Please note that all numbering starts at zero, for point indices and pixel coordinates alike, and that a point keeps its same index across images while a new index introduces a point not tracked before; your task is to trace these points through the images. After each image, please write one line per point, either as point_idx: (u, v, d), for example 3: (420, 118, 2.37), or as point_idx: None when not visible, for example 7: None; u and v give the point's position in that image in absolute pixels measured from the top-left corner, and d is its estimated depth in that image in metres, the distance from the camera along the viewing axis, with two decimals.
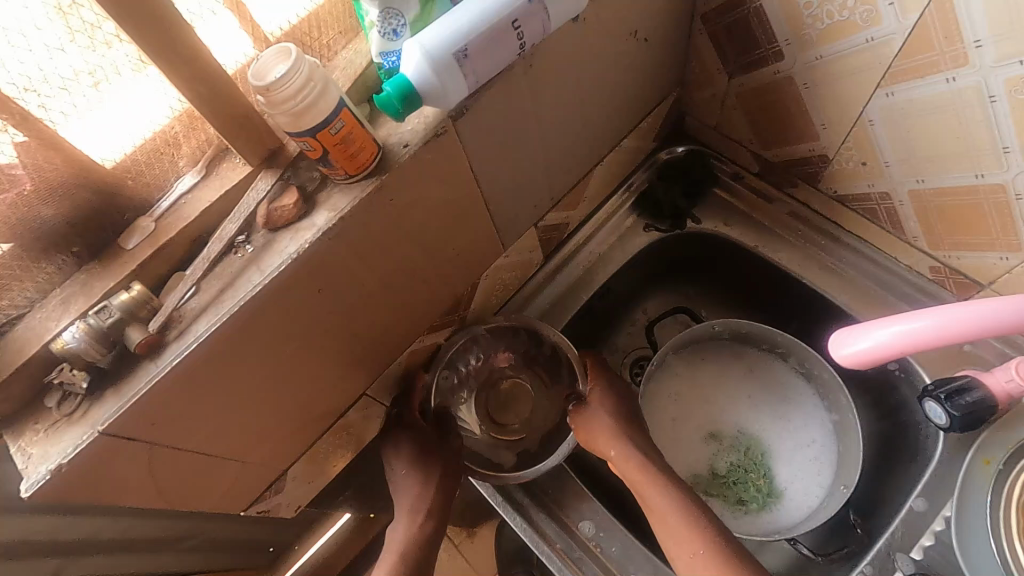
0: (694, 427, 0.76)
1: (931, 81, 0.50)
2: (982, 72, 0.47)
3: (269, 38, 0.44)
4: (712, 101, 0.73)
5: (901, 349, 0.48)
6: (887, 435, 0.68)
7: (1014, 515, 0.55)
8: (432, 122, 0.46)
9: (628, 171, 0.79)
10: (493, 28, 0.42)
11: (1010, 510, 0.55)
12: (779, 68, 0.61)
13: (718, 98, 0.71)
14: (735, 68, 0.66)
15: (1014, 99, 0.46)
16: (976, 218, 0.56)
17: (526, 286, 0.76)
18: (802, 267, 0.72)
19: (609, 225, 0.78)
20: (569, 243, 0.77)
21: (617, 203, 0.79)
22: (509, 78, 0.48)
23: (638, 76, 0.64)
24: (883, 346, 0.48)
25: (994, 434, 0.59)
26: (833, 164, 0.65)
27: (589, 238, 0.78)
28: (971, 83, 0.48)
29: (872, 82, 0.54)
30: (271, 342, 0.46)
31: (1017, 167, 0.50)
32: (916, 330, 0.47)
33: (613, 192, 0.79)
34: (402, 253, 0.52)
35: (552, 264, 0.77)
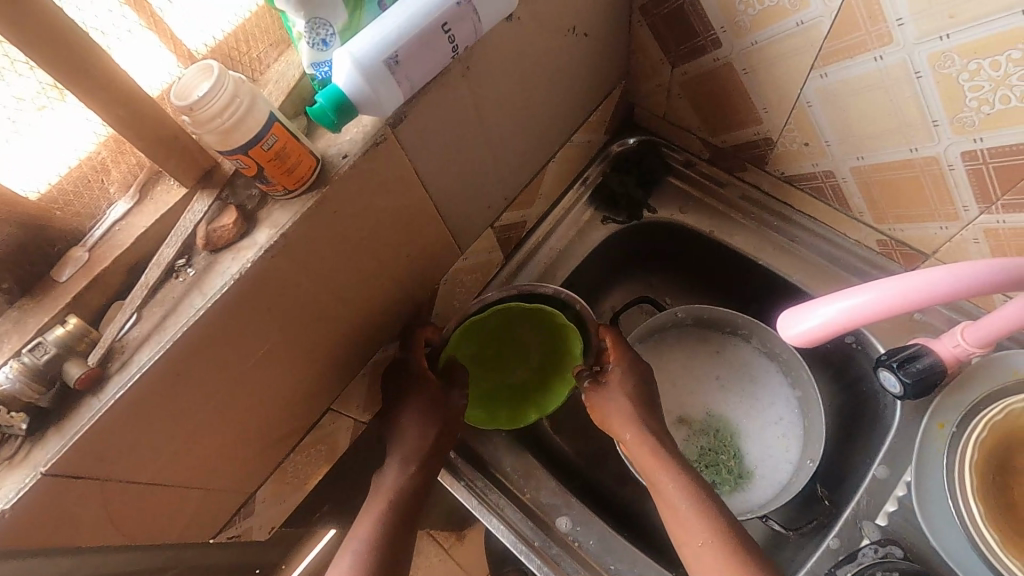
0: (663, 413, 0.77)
1: (860, 60, 0.51)
2: (906, 49, 0.48)
3: (195, 55, 0.43)
4: (658, 91, 0.73)
5: (843, 326, 0.49)
6: (848, 407, 0.70)
7: (968, 476, 0.57)
8: (371, 131, 0.45)
9: (582, 165, 0.80)
10: (423, 33, 0.42)
11: (964, 471, 0.57)
12: (717, 55, 0.62)
13: (664, 88, 0.72)
14: (677, 58, 0.66)
15: (937, 74, 0.48)
16: (915, 190, 0.58)
17: (489, 286, 0.76)
18: (757, 248, 0.74)
19: (567, 220, 0.79)
20: (528, 241, 0.77)
21: (574, 198, 0.79)
22: (445, 81, 0.47)
23: (582, 70, 0.64)
24: (828, 323, 0.49)
25: (946, 398, 0.61)
26: (778, 146, 0.66)
27: (549, 234, 0.78)
28: (897, 60, 0.49)
29: (805, 64, 0.55)
30: (223, 365, 0.45)
31: (947, 140, 0.52)
32: (859, 305, 0.48)
33: (569, 187, 0.79)
34: (354, 264, 0.51)
35: (513, 263, 0.77)
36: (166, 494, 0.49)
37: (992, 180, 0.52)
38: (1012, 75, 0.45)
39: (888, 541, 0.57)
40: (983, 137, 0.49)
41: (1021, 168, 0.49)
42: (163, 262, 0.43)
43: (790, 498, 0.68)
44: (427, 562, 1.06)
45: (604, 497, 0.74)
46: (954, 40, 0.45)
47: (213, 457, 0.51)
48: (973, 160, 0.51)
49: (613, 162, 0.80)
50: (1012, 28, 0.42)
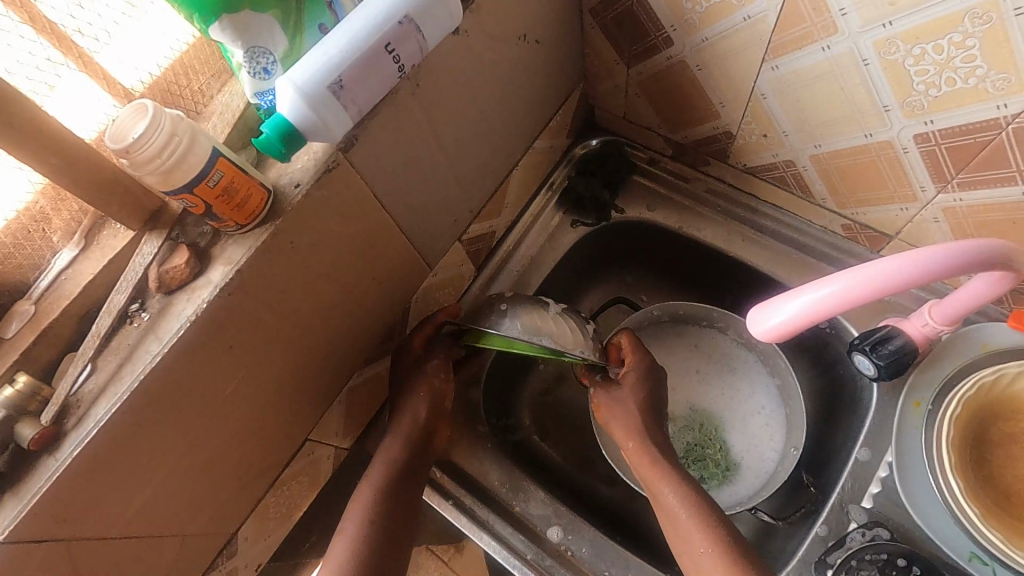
0: None
1: (809, 51, 0.52)
2: (852, 38, 0.48)
3: (132, 93, 0.41)
4: (616, 91, 0.73)
5: (811, 319, 0.49)
6: (827, 391, 0.70)
7: (946, 450, 0.58)
8: (322, 158, 0.44)
9: (548, 171, 0.80)
10: (366, 55, 0.41)
11: (943, 446, 0.58)
12: (670, 53, 0.62)
13: (621, 88, 0.72)
14: (631, 58, 0.66)
15: (884, 60, 0.48)
16: (873, 173, 0.58)
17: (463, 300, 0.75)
18: (727, 241, 0.74)
19: (537, 227, 0.78)
20: (499, 251, 0.77)
21: (542, 204, 0.79)
22: (396, 101, 0.47)
23: (537, 77, 0.64)
24: (796, 319, 0.49)
25: (919, 376, 0.62)
26: (738, 139, 0.67)
27: (519, 242, 0.77)
28: (844, 48, 0.50)
29: (756, 58, 0.56)
30: (187, 409, 0.44)
31: (899, 124, 0.52)
32: (824, 299, 0.47)
33: (536, 193, 0.79)
34: (318, 292, 0.50)
35: (485, 274, 0.76)
36: (139, 546, 0.47)
37: (945, 160, 0.52)
38: (955, 57, 0.45)
39: (874, 522, 0.58)
40: (934, 119, 0.50)
41: (972, 147, 0.50)
42: (115, 308, 0.41)
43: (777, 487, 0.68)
44: None
45: (595, 501, 0.74)
46: (897, 26, 0.46)
47: (187, 502, 0.49)
48: (926, 142, 0.52)
49: (578, 164, 0.80)
50: (951, 12, 0.43)
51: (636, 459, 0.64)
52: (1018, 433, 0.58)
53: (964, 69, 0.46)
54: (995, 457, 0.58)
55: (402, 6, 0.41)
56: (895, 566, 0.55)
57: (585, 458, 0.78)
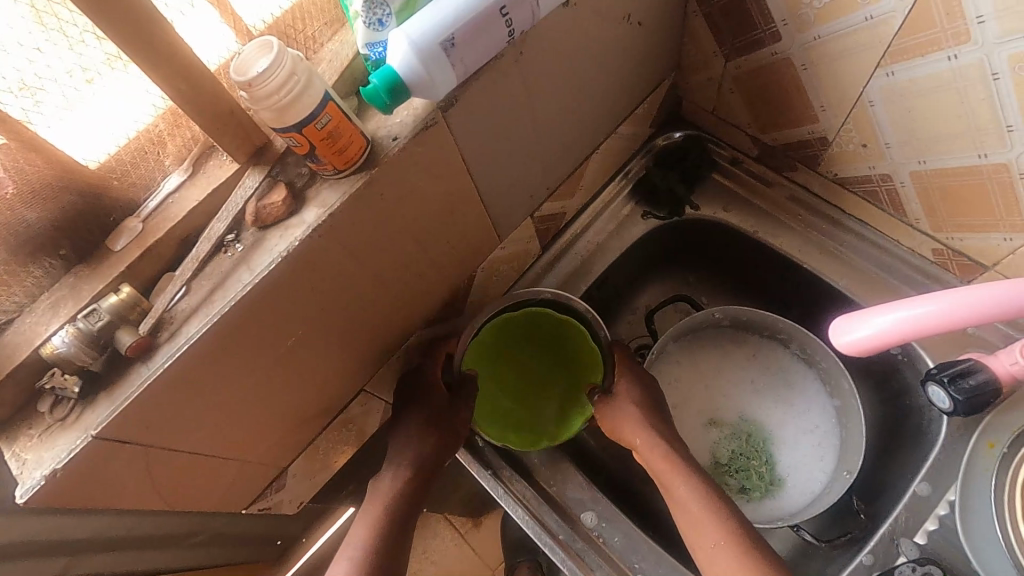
0: (694, 414, 0.76)
1: (933, 60, 0.49)
2: (986, 48, 0.45)
3: (252, 32, 0.43)
4: (709, 84, 0.71)
5: (900, 336, 0.48)
6: (889, 420, 0.68)
7: (1017, 499, 0.55)
8: (421, 114, 0.45)
9: (625, 159, 0.78)
10: (480, 16, 0.41)
11: (1014, 493, 0.55)
12: (776, 49, 0.60)
13: (715, 82, 0.70)
14: (732, 51, 0.64)
15: (1017, 77, 0.45)
16: (979, 198, 0.55)
17: (524, 277, 0.75)
18: (803, 252, 0.72)
19: (607, 214, 0.78)
20: (566, 233, 0.76)
21: (615, 192, 0.78)
22: (499, 66, 0.47)
23: (633, 61, 0.63)
24: (885, 333, 0.48)
25: (997, 418, 0.58)
26: (833, 147, 0.64)
27: (587, 227, 0.77)
28: (974, 60, 0.47)
29: (871, 61, 0.53)
30: (266, 340, 0.46)
31: (1021, 147, 0.49)
32: (921, 316, 0.47)
33: (610, 179, 0.78)
34: (397, 247, 0.51)
35: (550, 254, 0.76)
36: (204, 463, 0.50)
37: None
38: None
39: (927, 560, 0.55)
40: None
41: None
42: (213, 236, 0.43)
43: (823, 509, 0.67)
44: (445, 545, 1.07)
45: (630, 494, 0.74)
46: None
47: (251, 430, 0.52)
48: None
49: (656, 156, 0.79)
50: None
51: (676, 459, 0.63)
52: None
53: None
54: None
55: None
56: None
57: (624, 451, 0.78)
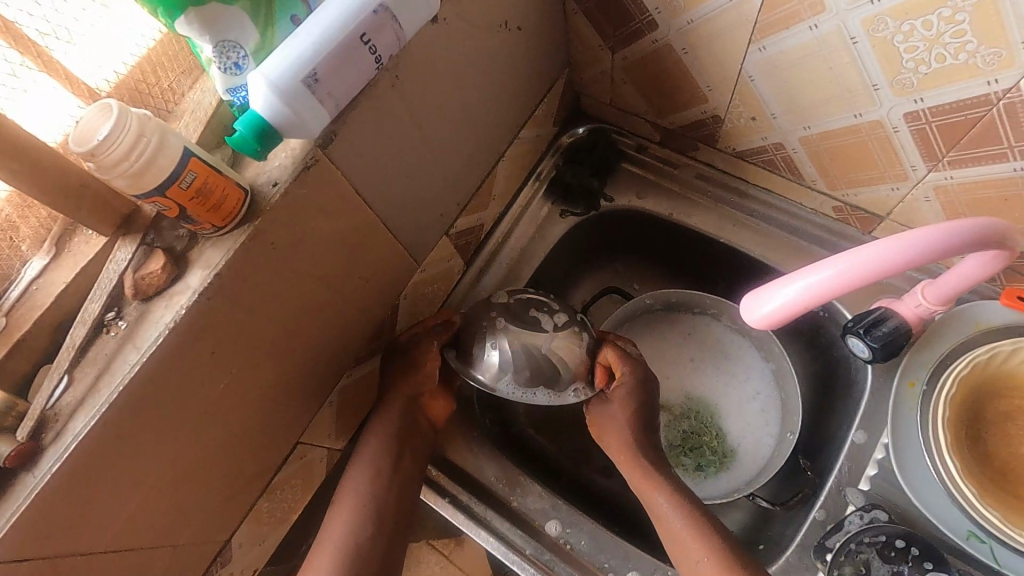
0: None
1: (796, 31, 0.51)
2: (840, 15, 0.47)
3: (97, 93, 0.41)
4: (602, 77, 0.72)
5: (800, 305, 0.49)
6: (822, 375, 0.70)
7: (942, 431, 0.58)
8: (300, 154, 0.43)
9: (535, 161, 0.79)
10: (341, 47, 0.39)
11: (938, 426, 0.58)
12: (655, 37, 0.61)
13: (607, 74, 0.71)
14: (616, 43, 0.65)
15: (872, 38, 0.47)
16: (863, 154, 0.58)
17: (453, 295, 0.74)
18: (718, 227, 0.74)
19: (526, 218, 0.77)
20: (488, 244, 0.76)
21: (530, 195, 0.78)
22: (375, 93, 0.45)
23: (521, 66, 0.63)
24: (782, 304, 0.50)
25: (913, 358, 0.61)
26: (726, 123, 0.66)
27: (508, 235, 0.76)
28: (832, 27, 0.49)
29: (742, 39, 0.55)
30: (173, 419, 0.43)
31: (889, 103, 0.52)
32: (813, 283, 0.48)
33: (523, 184, 0.78)
34: (302, 293, 0.49)
35: (475, 268, 0.75)
36: (127, 560, 0.46)
37: (936, 138, 0.52)
38: (945, 33, 0.44)
39: (872, 505, 0.58)
40: (924, 97, 0.49)
41: (964, 124, 0.49)
42: (90, 318, 0.40)
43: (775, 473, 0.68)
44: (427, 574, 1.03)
45: (591, 492, 0.74)
46: (885, 3, 0.45)
47: (177, 512, 0.49)
48: (916, 121, 0.52)
49: (565, 154, 0.79)
50: None
51: (628, 466, 0.63)
52: (1012, 411, 0.58)
53: (954, 45, 0.45)
54: (991, 436, 0.58)
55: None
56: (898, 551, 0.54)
57: (581, 450, 0.78)
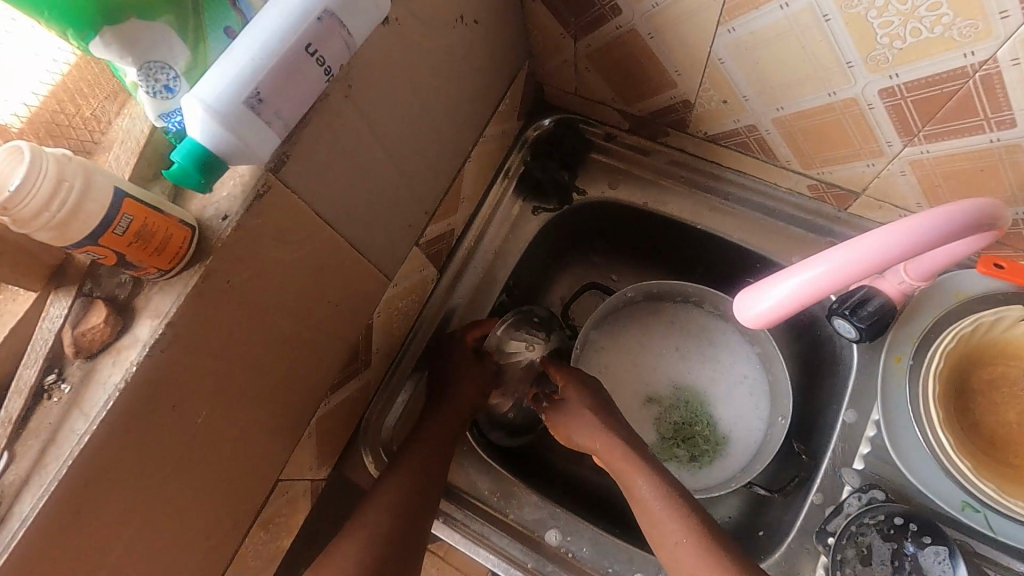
0: (632, 396, 0.82)
1: (766, 10, 0.54)
2: None
3: (7, 128, 0.42)
4: (566, 67, 0.76)
5: (799, 298, 0.54)
6: (805, 356, 0.80)
7: (932, 407, 0.67)
8: (250, 180, 0.40)
9: (503, 157, 0.84)
10: (283, 61, 0.36)
11: (928, 403, 0.67)
12: (619, 22, 0.64)
13: (571, 62, 0.75)
14: (580, 31, 0.68)
15: (845, 14, 0.50)
16: (838, 132, 0.62)
17: (435, 293, 0.80)
18: (695, 213, 0.80)
19: (497, 215, 0.83)
20: (461, 243, 0.81)
21: (501, 190, 0.83)
22: (328, 107, 0.43)
23: (486, 61, 0.61)
24: (784, 299, 0.54)
25: (896, 336, 0.71)
26: (698, 107, 0.70)
27: (482, 234, 0.83)
28: (802, 5, 0.51)
29: (711, 20, 0.58)
30: (156, 455, 0.43)
31: (863, 80, 0.55)
32: (812, 277, 0.52)
33: (494, 181, 0.84)
34: (267, 324, 0.47)
35: (455, 265, 0.81)
36: None
37: (913, 113, 0.55)
38: (918, 7, 0.47)
39: (869, 486, 0.67)
40: (899, 72, 0.53)
41: (939, 98, 0.53)
42: (27, 385, 0.39)
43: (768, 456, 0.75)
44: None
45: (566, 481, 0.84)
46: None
47: (167, 541, 0.49)
48: (891, 96, 0.55)
49: (531, 147, 0.85)
50: None
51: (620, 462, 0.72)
52: (996, 378, 0.68)
53: (929, 18, 0.47)
54: (977, 404, 0.68)
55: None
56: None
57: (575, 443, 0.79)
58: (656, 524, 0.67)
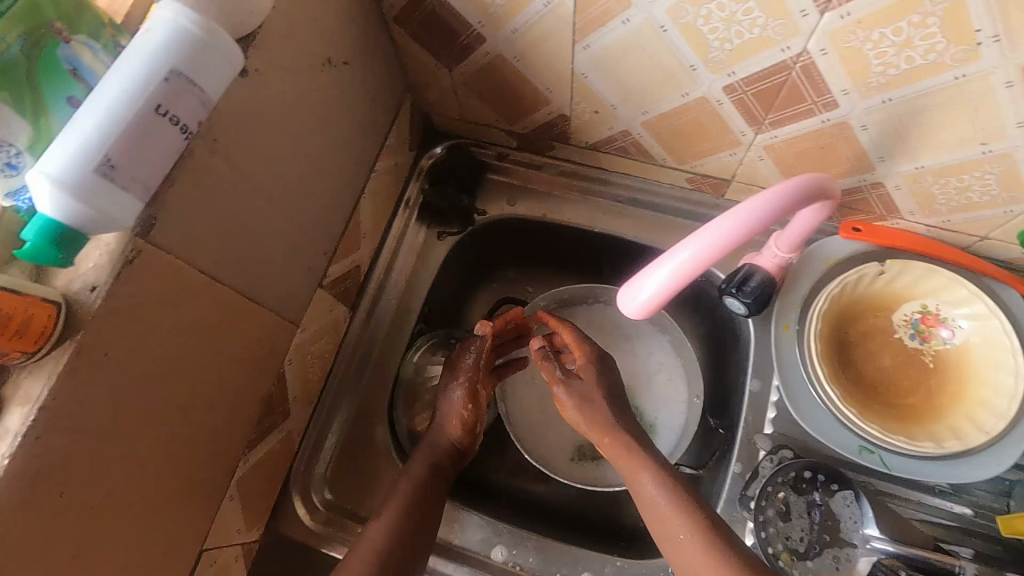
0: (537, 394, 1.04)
1: (614, 27, 0.71)
2: (647, 9, 0.67)
3: None
4: (445, 93, 0.98)
5: (675, 280, 0.66)
6: (707, 338, 0.99)
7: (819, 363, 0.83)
8: (116, 248, 0.51)
9: (404, 185, 1.08)
10: (126, 132, 0.46)
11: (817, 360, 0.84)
12: (486, 48, 0.82)
13: (450, 90, 0.96)
14: (449, 62, 0.89)
15: (588, 25, 0.72)
16: (698, 126, 0.82)
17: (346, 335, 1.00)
18: (592, 219, 1.04)
19: (405, 242, 1.06)
20: (371, 282, 1.03)
21: (403, 221, 1.06)
22: (199, 162, 0.57)
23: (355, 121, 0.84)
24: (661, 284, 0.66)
25: (787, 303, 0.89)
26: (578, 118, 0.91)
27: (389, 265, 1.05)
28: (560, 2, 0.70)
29: (571, 40, 0.75)
30: (129, 453, 0.57)
31: (707, 80, 0.73)
32: (683, 259, 0.65)
33: (396, 212, 1.06)
34: (182, 374, 0.61)
35: (365, 300, 1.02)
36: None
37: (755, 104, 0.74)
38: (733, 13, 0.64)
39: (778, 448, 0.83)
40: (735, 70, 0.71)
41: (771, 90, 0.72)
42: None
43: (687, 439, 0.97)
44: None
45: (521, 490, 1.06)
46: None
47: (146, 528, 0.62)
48: (734, 92, 0.74)
49: (425, 177, 1.09)
50: None
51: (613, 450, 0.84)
52: (872, 329, 0.89)
53: (747, 21, 0.64)
54: (858, 354, 0.88)
55: (166, 64, 0.47)
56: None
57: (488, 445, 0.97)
58: (664, 521, 0.76)
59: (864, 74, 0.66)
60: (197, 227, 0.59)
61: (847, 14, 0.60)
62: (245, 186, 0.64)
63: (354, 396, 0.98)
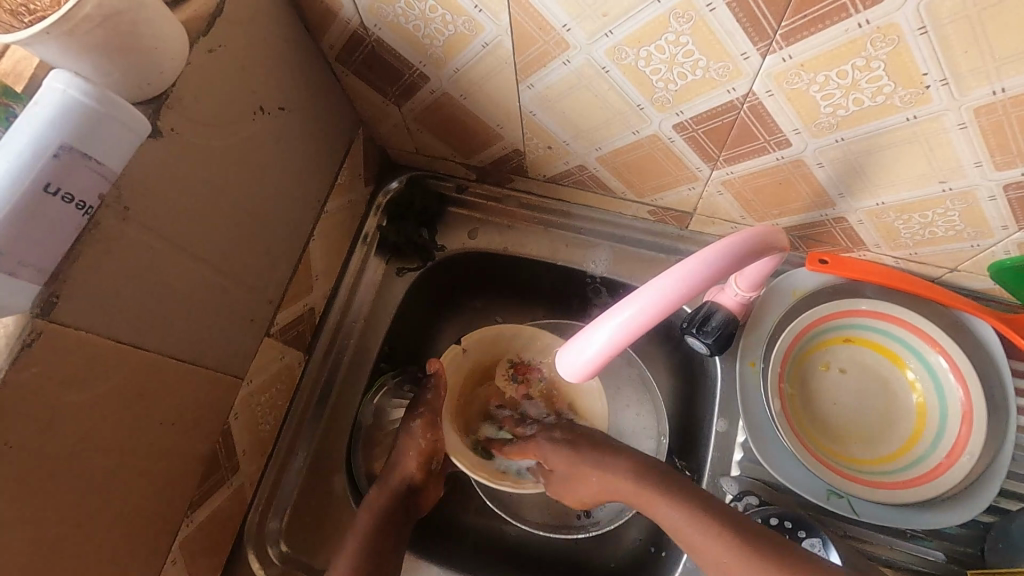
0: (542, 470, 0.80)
1: (553, 67, 0.54)
2: (753, 78, 0.48)
3: None
4: (397, 131, 0.74)
5: (613, 346, 0.47)
6: (684, 371, 0.77)
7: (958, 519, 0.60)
8: (15, 331, 0.38)
9: (359, 224, 0.79)
10: (20, 213, 0.36)
11: (934, 517, 0.61)
12: (430, 88, 0.63)
13: (401, 126, 0.72)
14: (397, 97, 0.67)
15: (619, 66, 0.51)
16: (787, 190, 0.60)
17: (300, 392, 0.73)
18: (553, 250, 0.78)
19: (361, 287, 0.78)
20: (326, 326, 0.75)
21: (362, 258, 0.78)
22: (108, 242, 0.43)
23: (285, 149, 0.61)
24: (604, 349, 0.47)
25: (748, 339, 0.68)
26: (527, 154, 0.70)
27: (347, 306, 0.77)
28: (582, 60, 0.52)
29: (510, 79, 0.57)
30: (88, 519, 0.46)
31: (809, 144, 0.53)
32: (624, 322, 0.45)
33: (351, 248, 0.78)
34: (109, 520, 0.48)
35: (317, 356, 0.74)
36: None
37: (706, 142, 0.57)
38: (677, 55, 0.48)
39: None
40: (844, 136, 0.51)
41: (722, 129, 0.54)
42: None
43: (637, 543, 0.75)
44: None
45: (495, 532, 0.78)
46: (617, 35, 0.48)
47: None
48: (685, 130, 0.56)
49: (386, 211, 0.81)
50: (852, 41, 0.42)
51: None
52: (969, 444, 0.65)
53: (870, 89, 0.45)
54: None
55: (54, 136, 0.37)
56: (808, 527, 0.60)
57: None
58: None
59: (892, 235, 0.61)
60: (133, 334, 0.46)
61: (1000, 90, 0.42)
62: (199, 237, 0.51)
63: (313, 436, 0.73)
